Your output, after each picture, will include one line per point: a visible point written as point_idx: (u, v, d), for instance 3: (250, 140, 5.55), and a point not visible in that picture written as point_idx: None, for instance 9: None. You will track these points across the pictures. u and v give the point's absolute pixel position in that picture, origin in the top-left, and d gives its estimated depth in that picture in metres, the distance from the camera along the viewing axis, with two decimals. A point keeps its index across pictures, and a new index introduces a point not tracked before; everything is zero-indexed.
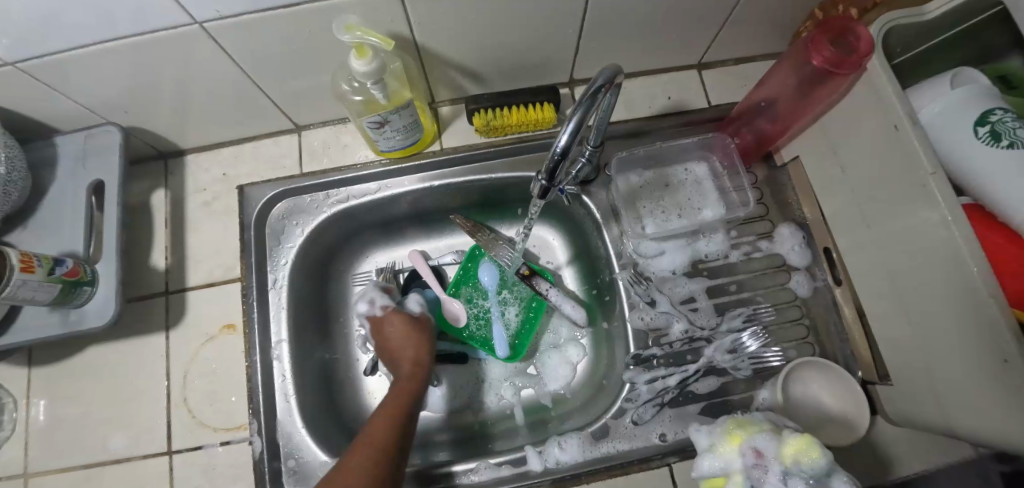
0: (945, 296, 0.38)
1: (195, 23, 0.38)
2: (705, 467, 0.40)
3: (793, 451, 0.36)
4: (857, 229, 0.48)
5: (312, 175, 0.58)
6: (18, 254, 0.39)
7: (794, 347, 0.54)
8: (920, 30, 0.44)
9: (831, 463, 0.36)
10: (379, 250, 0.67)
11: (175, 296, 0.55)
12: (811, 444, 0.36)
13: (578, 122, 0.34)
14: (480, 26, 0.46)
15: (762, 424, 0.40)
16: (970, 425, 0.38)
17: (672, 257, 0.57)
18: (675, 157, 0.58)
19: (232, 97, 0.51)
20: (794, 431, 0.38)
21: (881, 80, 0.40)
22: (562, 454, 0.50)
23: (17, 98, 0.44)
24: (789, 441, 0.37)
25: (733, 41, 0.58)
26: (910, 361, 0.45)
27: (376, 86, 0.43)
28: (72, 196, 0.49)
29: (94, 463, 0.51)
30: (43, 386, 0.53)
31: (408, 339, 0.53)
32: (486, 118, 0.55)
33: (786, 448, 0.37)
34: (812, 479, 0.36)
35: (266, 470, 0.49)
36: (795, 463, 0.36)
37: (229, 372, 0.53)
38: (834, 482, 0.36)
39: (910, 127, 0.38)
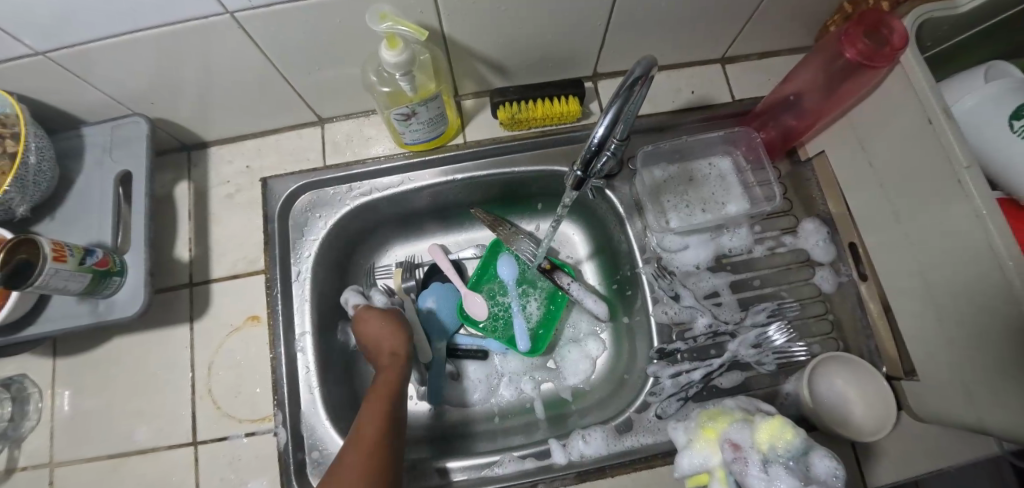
0: (979, 291, 0.38)
1: (227, 13, 0.38)
2: (688, 465, 0.42)
3: (766, 436, 0.39)
4: (886, 225, 0.48)
5: (335, 168, 0.58)
6: (50, 242, 0.38)
7: (819, 342, 0.54)
8: (954, 23, 0.44)
9: (804, 441, 0.39)
10: (398, 245, 0.67)
11: (200, 288, 0.55)
12: (781, 425, 0.39)
13: (613, 116, 0.33)
14: (510, 18, 0.46)
15: (733, 414, 0.43)
16: (1003, 421, 0.38)
17: (696, 251, 0.57)
18: (699, 151, 0.58)
19: (257, 89, 0.51)
20: (766, 416, 0.41)
21: (916, 74, 0.40)
22: (586, 447, 0.50)
23: (46, 88, 0.44)
24: (760, 428, 0.40)
25: (758, 36, 0.58)
26: (940, 357, 0.45)
27: (405, 78, 0.43)
28: (99, 187, 0.49)
29: (120, 453, 0.51)
30: (68, 376, 0.53)
31: (386, 336, 0.51)
32: (511, 111, 0.55)
33: (759, 435, 0.39)
34: (790, 462, 0.38)
35: (291, 461, 0.49)
36: (771, 448, 0.39)
37: (254, 364, 0.53)
38: (811, 459, 0.38)
39: (945, 121, 0.38)
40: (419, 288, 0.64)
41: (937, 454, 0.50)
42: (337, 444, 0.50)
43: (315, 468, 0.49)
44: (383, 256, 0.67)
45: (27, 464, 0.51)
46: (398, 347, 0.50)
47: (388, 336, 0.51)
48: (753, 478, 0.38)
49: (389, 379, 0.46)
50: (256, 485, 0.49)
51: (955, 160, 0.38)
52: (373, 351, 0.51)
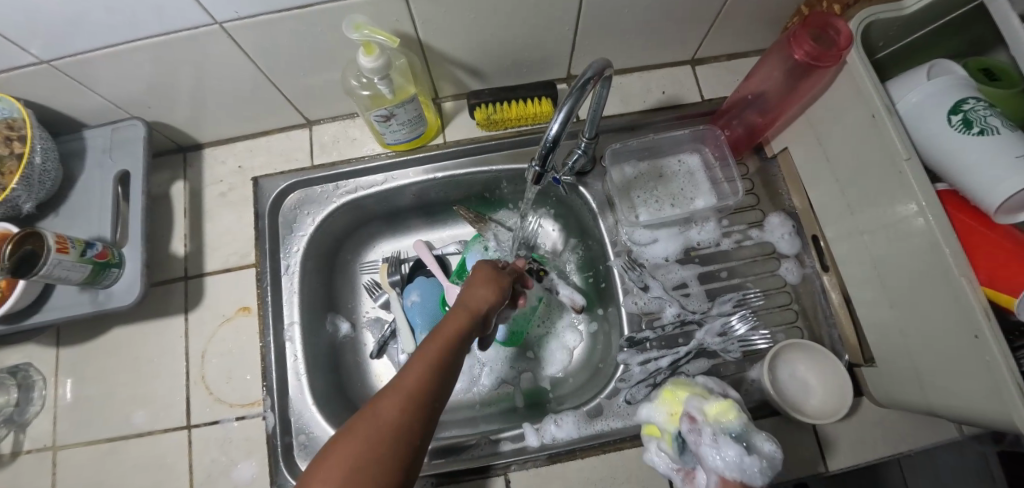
0: (922, 278, 0.40)
1: (215, 23, 0.41)
2: (645, 416, 0.47)
3: (717, 413, 0.44)
4: (842, 219, 0.50)
5: (321, 167, 0.61)
6: (54, 236, 0.42)
7: (782, 330, 0.56)
8: (902, 24, 0.46)
9: (747, 424, 0.44)
10: (385, 241, 0.70)
11: (194, 281, 0.58)
12: (731, 408, 0.44)
13: (570, 107, 0.37)
14: (481, 24, 0.49)
15: (694, 388, 0.47)
16: (951, 401, 0.41)
17: (665, 245, 0.59)
18: (668, 149, 0.61)
19: (247, 93, 0.54)
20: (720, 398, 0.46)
21: (860, 73, 0.43)
22: (558, 431, 0.53)
23: (51, 93, 0.48)
24: (715, 405, 0.44)
25: (724, 37, 0.60)
26: (893, 344, 0.47)
27: (383, 82, 0.46)
28: (99, 185, 0.52)
29: (118, 436, 0.54)
30: (70, 364, 0.56)
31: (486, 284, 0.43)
32: (487, 112, 0.58)
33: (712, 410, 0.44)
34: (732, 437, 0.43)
35: (278, 443, 0.52)
36: (718, 424, 0.44)
37: (244, 352, 0.56)
38: (754, 440, 0.43)
39: (887, 116, 0.40)
40: (403, 282, 0.67)
41: (895, 438, 0.52)
42: (322, 427, 0.53)
43: (301, 450, 0.52)
44: (370, 251, 0.70)
45: (32, 447, 0.54)
46: (497, 299, 0.43)
47: (485, 285, 0.43)
48: (699, 445, 0.43)
49: (465, 320, 0.39)
50: (246, 466, 0.52)
51: (895, 153, 0.40)
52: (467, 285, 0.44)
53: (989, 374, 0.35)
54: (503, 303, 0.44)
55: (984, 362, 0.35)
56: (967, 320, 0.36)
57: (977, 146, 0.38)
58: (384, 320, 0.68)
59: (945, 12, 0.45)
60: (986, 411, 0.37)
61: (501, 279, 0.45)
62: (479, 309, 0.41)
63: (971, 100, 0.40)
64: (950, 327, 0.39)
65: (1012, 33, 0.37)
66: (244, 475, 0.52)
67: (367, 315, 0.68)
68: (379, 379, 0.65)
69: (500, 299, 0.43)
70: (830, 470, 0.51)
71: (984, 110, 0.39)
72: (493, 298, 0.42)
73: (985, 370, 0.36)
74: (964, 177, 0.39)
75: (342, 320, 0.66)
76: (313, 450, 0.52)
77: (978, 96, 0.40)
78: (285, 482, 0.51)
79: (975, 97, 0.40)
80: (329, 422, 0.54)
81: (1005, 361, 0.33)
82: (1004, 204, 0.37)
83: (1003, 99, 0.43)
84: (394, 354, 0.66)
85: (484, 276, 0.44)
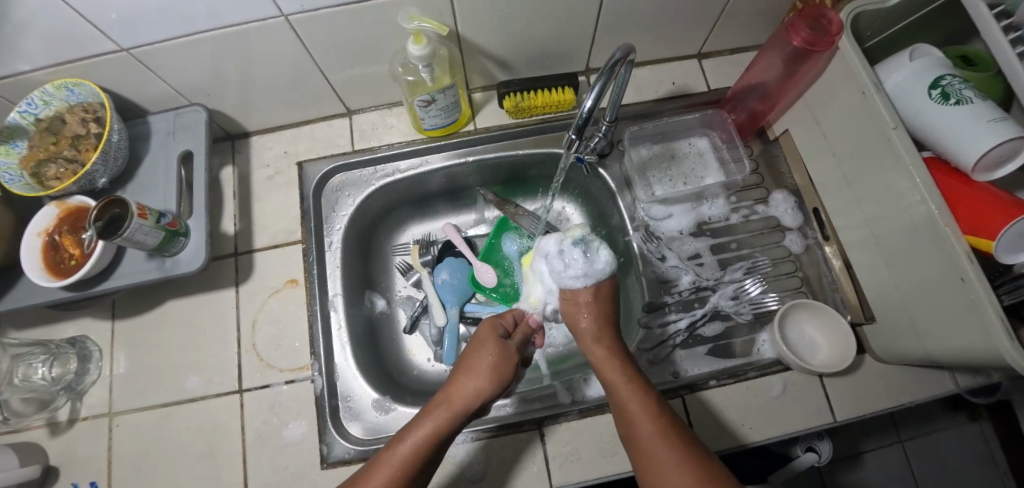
0: (910, 232, 0.46)
1: (282, 15, 0.46)
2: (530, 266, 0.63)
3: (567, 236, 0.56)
4: (841, 188, 0.55)
5: (361, 152, 0.67)
6: (136, 204, 0.46)
7: (789, 295, 0.61)
8: (885, 14, 0.52)
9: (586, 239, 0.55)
10: (414, 224, 0.76)
11: (244, 257, 0.62)
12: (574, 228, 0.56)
13: (599, 89, 0.42)
14: (514, 19, 0.55)
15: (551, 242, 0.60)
16: (946, 343, 0.45)
17: (679, 219, 0.65)
18: (680, 133, 0.68)
19: (296, 82, 0.59)
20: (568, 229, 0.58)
21: (850, 56, 0.48)
22: (587, 389, 0.58)
23: (125, 80, 0.53)
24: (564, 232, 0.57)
25: (727, 33, 0.67)
26: (889, 298, 0.51)
27: (427, 69, 0.51)
28: (163, 165, 0.57)
29: (172, 401, 0.57)
30: (125, 336, 0.60)
31: (483, 374, 0.51)
32: (515, 100, 0.64)
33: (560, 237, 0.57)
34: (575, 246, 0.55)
35: (325, 405, 0.56)
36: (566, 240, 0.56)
37: (293, 322, 0.60)
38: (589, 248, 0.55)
39: (875, 91, 0.46)
40: (434, 262, 0.72)
41: (907, 393, 0.55)
42: (365, 392, 0.57)
43: (346, 412, 0.56)
44: (401, 235, 0.75)
45: (88, 414, 0.56)
46: (488, 393, 0.50)
47: (479, 379, 0.50)
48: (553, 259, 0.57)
49: (450, 416, 0.46)
50: (296, 426, 0.55)
51: (884, 123, 0.45)
52: (463, 369, 0.52)
53: (972, 312, 0.40)
54: (496, 393, 0.51)
55: (968, 302, 0.40)
56: (953, 266, 0.41)
57: (954, 113, 0.44)
58: (415, 298, 0.72)
59: (926, 2, 0.51)
60: (976, 347, 0.42)
61: (501, 368, 0.52)
62: (468, 404, 0.48)
63: (948, 77, 0.45)
64: (939, 274, 0.43)
65: (982, 17, 0.44)
66: (294, 435, 0.55)
67: (401, 293, 0.73)
68: (412, 353, 0.69)
69: (491, 392, 0.50)
70: (837, 420, 0.54)
71: (960, 84, 0.44)
72: (484, 392, 0.50)
73: (969, 309, 0.41)
74: (946, 141, 0.45)
75: (379, 298, 0.70)
76: (357, 412, 0.56)
77: (953, 72, 0.46)
78: (332, 441, 0.54)
79: (950, 74, 0.46)
80: (372, 387, 0.58)
81: (988, 297, 0.38)
82: (980, 161, 0.42)
83: (980, 79, 0.48)
84: (425, 331, 0.70)
85: (486, 364, 0.52)
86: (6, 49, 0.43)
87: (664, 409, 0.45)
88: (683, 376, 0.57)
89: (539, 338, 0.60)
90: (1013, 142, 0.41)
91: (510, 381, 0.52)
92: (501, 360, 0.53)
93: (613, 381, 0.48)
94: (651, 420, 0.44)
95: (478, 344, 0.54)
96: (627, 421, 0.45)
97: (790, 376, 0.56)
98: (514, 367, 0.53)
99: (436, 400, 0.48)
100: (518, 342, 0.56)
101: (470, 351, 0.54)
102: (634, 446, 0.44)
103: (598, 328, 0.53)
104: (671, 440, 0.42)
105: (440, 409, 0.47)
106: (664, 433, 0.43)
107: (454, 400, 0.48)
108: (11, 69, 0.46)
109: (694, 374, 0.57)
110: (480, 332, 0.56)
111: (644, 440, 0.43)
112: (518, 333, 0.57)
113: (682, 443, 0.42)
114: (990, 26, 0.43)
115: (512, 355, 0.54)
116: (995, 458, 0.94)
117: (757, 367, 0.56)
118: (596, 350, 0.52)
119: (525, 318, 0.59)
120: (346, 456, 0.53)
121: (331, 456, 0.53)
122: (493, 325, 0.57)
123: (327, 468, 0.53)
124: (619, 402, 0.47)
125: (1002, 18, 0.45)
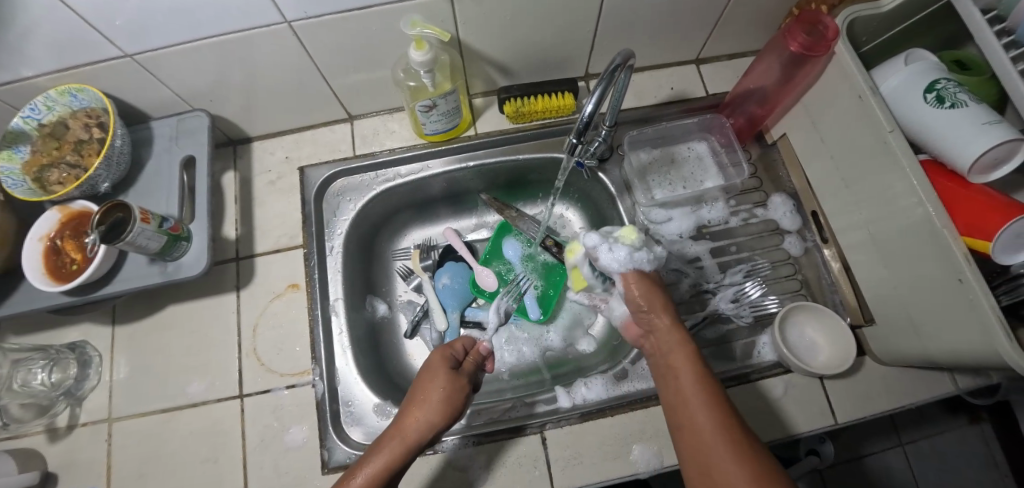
0: (908, 235, 0.46)
1: (285, 22, 0.47)
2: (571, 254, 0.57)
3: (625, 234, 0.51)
4: (839, 191, 0.56)
5: (363, 157, 0.67)
6: (139, 209, 0.47)
7: (789, 297, 0.62)
8: (881, 19, 0.52)
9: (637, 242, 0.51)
10: (415, 229, 0.76)
11: (246, 262, 0.63)
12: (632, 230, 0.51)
13: (600, 94, 0.43)
14: (514, 26, 0.55)
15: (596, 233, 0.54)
16: (947, 345, 0.45)
17: (679, 223, 0.66)
18: (680, 138, 0.69)
19: (298, 87, 0.59)
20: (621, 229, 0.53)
21: (846, 61, 0.49)
22: (588, 392, 0.58)
23: (129, 87, 0.53)
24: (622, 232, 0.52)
25: (725, 39, 0.68)
26: (889, 300, 0.52)
27: (428, 74, 0.52)
28: (166, 170, 0.58)
29: (172, 407, 0.57)
30: (125, 341, 0.60)
31: (433, 404, 0.48)
32: (516, 105, 0.65)
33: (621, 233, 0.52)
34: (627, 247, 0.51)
35: (327, 409, 0.56)
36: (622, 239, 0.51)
37: (294, 326, 0.60)
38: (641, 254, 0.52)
39: (870, 95, 0.47)
40: (435, 267, 0.71)
41: (908, 394, 0.55)
42: (366, 397, 0.57)
43: (347, 417, 0.56)
44: (401, 239, 0.76)
45: (88, 420, 0.56)
46: (437, 427, 0.48)
47: (429, 409, 0.48)
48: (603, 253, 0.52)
49: (402, 448, 0.45)
50: (298, 431, 0.55)
51: (881, 127, 0.46)
52: (415, 397, 0.50)
53: (971, 313, 0.41)
54: (445, 427, 0.49)
55: (967, 303, 0.41)
56: (951, 267, 0.42)
57: (950, 116, 0.44)
58: (416, 302, 0.73)
59: (920, 9, 0.52)
60: (975, 348, 0.42)
61: (451, 399, 0.50)
62: (418, 436, 0.46)
63: (943, 81, 0.46)
64: (938, 276, 0.44)
65: (975, 22, 0.44)
66: (295, 439, 0.55)
67: (403, 297, 0.73)
68: (412, 357, 0.69)
69: (440, 423, 0.47)
70: (839, 422, 0.54)
71: (954, 88, 0.45)
72: (433, 426, 0.47)
73: (968, 310, 0.41)
74: (941, 144, 0.45)
75: (380, 302, 0.71)
76: (358, 416, 0.56)
77: (948, 77, 0.46)
78: (333, 446, 0.54)
79: (945, 78, 0.46)
80: (373, 391, 0.58)
81: (986, 298, 0.38)
82: (976, 164, 0.43)
83: (976, 81, 0.49)
84: (426, 335, 0.70)
85: (436, 395, 0.49)
86: (10, 54, 0.44)
87: (724, 401, 0.42)
88: None
89: (489, 364, 0.58)
90: (1009, 144, 0.41)
91: (460, 412, 0.50)
92: (451, 392, 0.50)
93: (678, 366, 0.46)
94: (710, 411, 0.41)
95: (427, 374, 0.52)
96: (684, 409, 0.43)
97: (792, 378, 0.56)
98: (465, 396, 0.51)
99: (389, 433, 0.47)
100: (467, 370, 0.54)
101: (421, 377, 0.52)
102: (688, 434, 0.42)
103: (668, 311, 0.50)
104: (729, 434, 0.39)
105: (394, 442, 0.45)
106: (720, 423, 0.40)
107: (407, 430, 0.46)
108: (13, 74, 0.46)
109: None
110: (432, 357, 0.54)
111: (700, 429, 0.41)
112: (467, 361, 0.55)
113: (740, 436, 0.39)
114: (983, 31, 0.44)
115: (460, 384, 0.52)
116: (997, 460, 0.94)
117: (757, 370, 0.57)
118: (664, 333, 0.49)
119: (475, 346, 0.57)
120: (347, 461, 0.53)
121: (332, 461, 0.53)
122: (444, 354, 0.54)
123: (328, 473, 0.53)
124: (681, 388, 0.45)
125: (995, 23, 0.46)
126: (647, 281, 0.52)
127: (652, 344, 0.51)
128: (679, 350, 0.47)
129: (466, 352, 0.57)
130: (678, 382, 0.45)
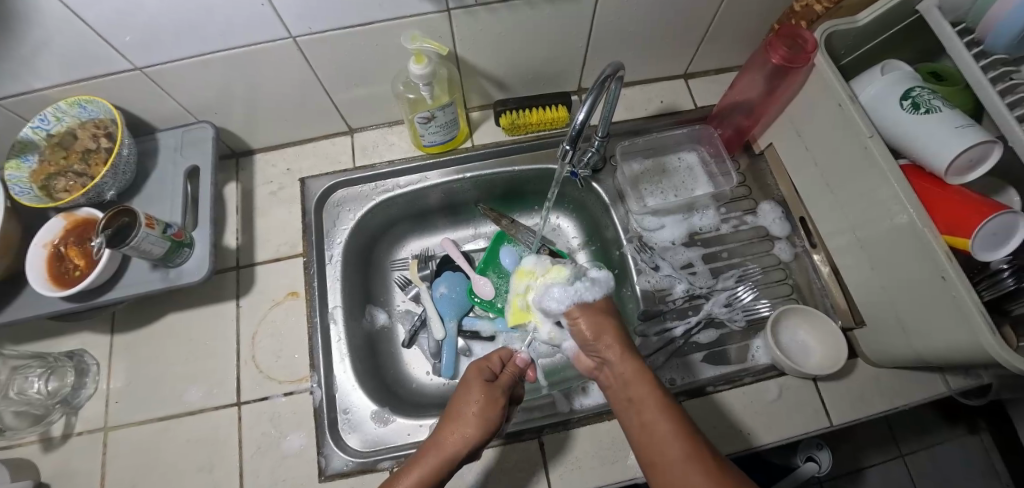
0: (892, 238, 0.48)
1: (290, 37, 0.49)
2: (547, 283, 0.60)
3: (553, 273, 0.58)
4: (825, 196, 0.57)
5: (362, 169, 0.69)
6: (144, 215, 0.48)
7: (781, 301, 0.63)
8: (858, 33, 0.55)
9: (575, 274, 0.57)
10: (413, 239, 0.78)
11: (246, 270, 0.64)
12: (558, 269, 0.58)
13: (590, 104, 0.44)
14: (509, 42, 0.58)
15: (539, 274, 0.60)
16: (934, 344, 0.46)
17: (671, 230, 0.68)
18: (671, 148, 0.72)
19: (300, 100, 0.61)
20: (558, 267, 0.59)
21: (826, 72, 0.52)
22: (586, 398, 0.58)
23: (136, 99, 0.55)
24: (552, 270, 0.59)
25: (712, 54, 0.71)
26: (877, 303, 0.53)
27: (427, 87, 0.54)
28: (171, 179, 0.59)
29: (170, 414, 0.56)
30: (125, 350, 0.60)
31: (468, 420, 0.47)
32: (512, 118, 0.67)
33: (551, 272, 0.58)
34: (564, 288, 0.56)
35: (324, 417, 0.56)
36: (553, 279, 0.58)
37: (294, 333, 0.61)
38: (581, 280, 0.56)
39: (850, 103, 0.49)
40: (432, 276, 0.73)
41: (901, 396, 0.56)
42: (365, 404, 0.57)
43: (345, 424, 0.56)
44: (399, 250, 0.77)
45: (84, 429, 0.56)
46: (474, 442, 0.46)
47: (467, 424, 0.47)
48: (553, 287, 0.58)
49: (436, 466, 0.44)
50: (296, 437, 0.55)
51: (861, 133, 0.48)
52: (452, 414, 0.49)
53: (954, 308, 0.42)
54: (485, 439, 0.47)
55: (951, 299, 0.42)
56: (933, 265, 0.43)
57: (925, 121, 0.46)
58: (414, 312, 0.73)
59: (894, 22, 0.54)
60: (961, 346, 0.43)
61: (487, 413, 0.48)
62: (452, 454, 0.45)
63: (918, 89, 0.48)
64: (924, 275, 0.45)
65: (946, 34, 0.47)
66: (294, 447, 0.55)
67: (400, 306, 0.74)
68: (410, 366, 0.69)
69: (476, 439, 0.46)
70: (835, 424, 0.55)
71: (928, 95, 0.47)
72: (470, 441, 0.46)
73: (954, 308, 0.42)
74: (918, 149, 0.47)
75: (379, 311, 0.72)
76: (356, 423, 0.56)
77: (922, 85, 0.49)
78: (331, 452, 0.54)
79: (920, 86, 0.49)
80: (372, 399, 0.58)
81: (971, 296, 0.40)
82: (951, 166, 0.45)
83: (950, 90, 0.52)
84: (424, 344, 0.71)
85: (472, 409, 0.48)
86: (24, 66, 0.45)
87: (690, 429, 0.43)
88: (680, 383, 0.58)
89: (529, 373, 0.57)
90: (982, 146, 0.43)
91: (500, 425, 0.49)
92: (487, 404, 0.49)
93: (638, 400, 0.46)
94: (681, 441, 0.42)
95: (464, 390, 0.51)
96: (655, 444, 0.43)
97: (786, 381, 0.56)
98: (503, 410, 0.50)
99: (425, 448, 0.46)
100: (506, 385, 0.52)
101: (457, 397, 0.51)
102: (661, 470, 0.42)
103: (616, 341, 0.50)
104: (703, 462, 0.40)
105: (432, 458, 0.45)
106: (690, 453, 0.41)
107: (442, 448, 0.46)
108: (24, 86, 0.48)
109: (689, 381, 0.57)
110: (465, 376, 0.53)
111: (673, 463, 0.41)
112: (505, 374, 0.54)
113: (712, 465, 0.40)
114: (953, 43, 0.46)
115: (500, 399, 0.50)
116: (998, 471, 0.92)
117: (752, 373, 0.57)
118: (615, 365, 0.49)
119: (512, 358, 0.55)
120: (345, 468, 0.53)
121: (330, 468, 0.53)
122: (479, 368, 0.54)
123: (326, 481, 0.52)
124: (645, 422, 0.44)
125: (964, 35, 0.48)
126: (591, 314, 0.53)
127: (606, 377, 0.51)
128: (634, 382, 0.47)
129: (505, 365, 0.56)
130: (642, 414, 0.45)
